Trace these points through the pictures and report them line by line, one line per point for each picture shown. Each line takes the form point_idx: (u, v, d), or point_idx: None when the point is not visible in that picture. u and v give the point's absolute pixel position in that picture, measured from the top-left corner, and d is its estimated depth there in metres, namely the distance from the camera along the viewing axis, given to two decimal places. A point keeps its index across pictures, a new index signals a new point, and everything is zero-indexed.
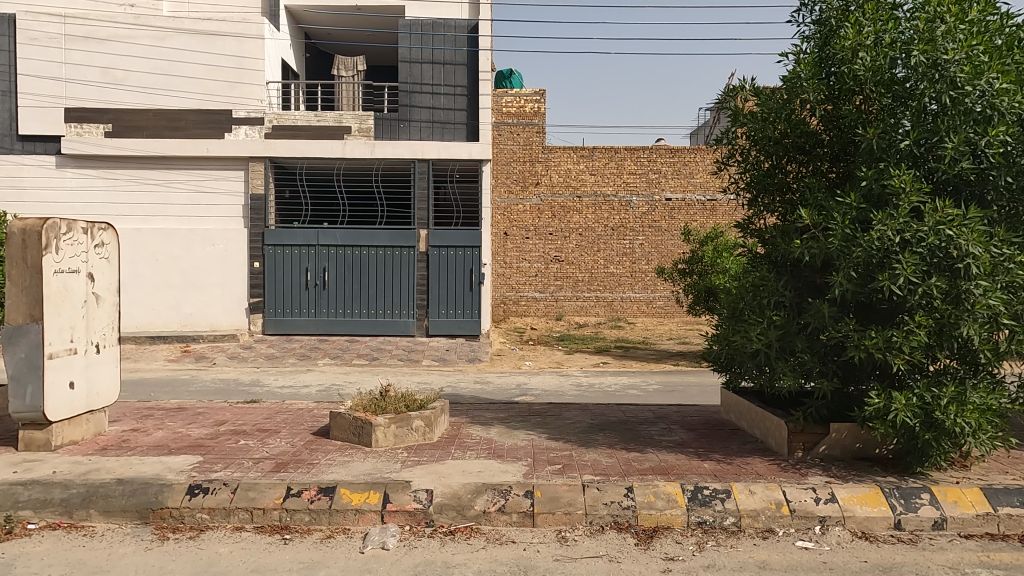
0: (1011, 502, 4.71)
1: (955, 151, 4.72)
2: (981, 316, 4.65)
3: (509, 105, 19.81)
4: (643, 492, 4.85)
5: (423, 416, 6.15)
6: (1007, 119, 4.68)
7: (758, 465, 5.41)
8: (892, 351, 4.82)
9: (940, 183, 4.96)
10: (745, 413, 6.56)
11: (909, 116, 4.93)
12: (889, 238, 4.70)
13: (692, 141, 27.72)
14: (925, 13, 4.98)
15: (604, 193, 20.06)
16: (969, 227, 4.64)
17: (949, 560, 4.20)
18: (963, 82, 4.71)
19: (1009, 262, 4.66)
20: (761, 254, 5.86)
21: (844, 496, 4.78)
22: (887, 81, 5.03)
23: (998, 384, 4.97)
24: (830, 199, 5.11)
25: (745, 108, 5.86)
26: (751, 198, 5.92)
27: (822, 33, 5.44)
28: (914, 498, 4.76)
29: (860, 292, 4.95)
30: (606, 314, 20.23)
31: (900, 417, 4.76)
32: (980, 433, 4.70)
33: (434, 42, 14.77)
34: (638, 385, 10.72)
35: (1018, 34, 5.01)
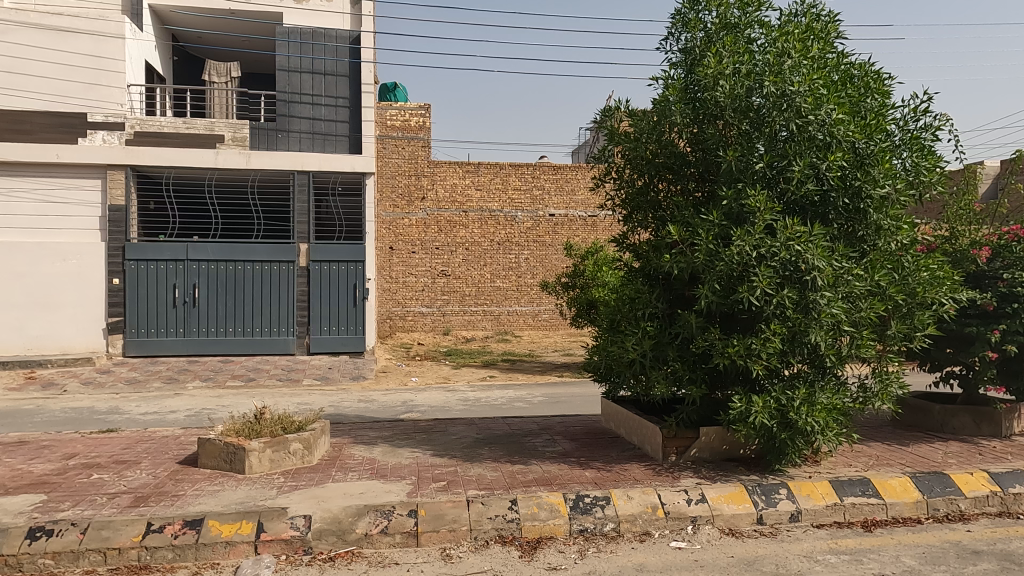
0: (854, 492, 5.20)
1: (801, 174, 5.19)
2: (826, 323, 5.10)
3: (393, 118, 19.65)
4: (527, 503, 4.90)
5: (302, 439, 5.88)
6: (843, 146, 5.20)
7: (635, 471, 5.63)
8: (752, 357, 5.21)
9: (790, 204, 5.43)
10: (623, 421, 6.82)
11: (763, 141, 5.36)
12: (747, 252, 5.06)
13: (574, 158, 28.71)
14: (774, 48, 5.45)
15: (489, 209, 20.27)
16: (814, 243, 5.09)
17: (804, 549, 4.55)
18: (807, 111, 5.19)
19: (848, 274, 5.16)
20: (637, 268, 6.16)
21: (713, 495, 5.08)
22: (744, 108, 5.42)
23: (842, 385, 5.47)
24: (695, 216, 5.46)
25: (620, 128, 6.19)
26: (625, 214, 6.24)
27: (688, 60, 5.83)
28: (773, 494, 5.14)
29: (723, 303, 5.30)
30: (493, 328, 20.41)
31: (759, 419, 5.13)
32: (827, 431, 5.17)
33: (315, 52, 14.37)
34: (524, 397, 10.87)
35: (852, 71, 5.60)
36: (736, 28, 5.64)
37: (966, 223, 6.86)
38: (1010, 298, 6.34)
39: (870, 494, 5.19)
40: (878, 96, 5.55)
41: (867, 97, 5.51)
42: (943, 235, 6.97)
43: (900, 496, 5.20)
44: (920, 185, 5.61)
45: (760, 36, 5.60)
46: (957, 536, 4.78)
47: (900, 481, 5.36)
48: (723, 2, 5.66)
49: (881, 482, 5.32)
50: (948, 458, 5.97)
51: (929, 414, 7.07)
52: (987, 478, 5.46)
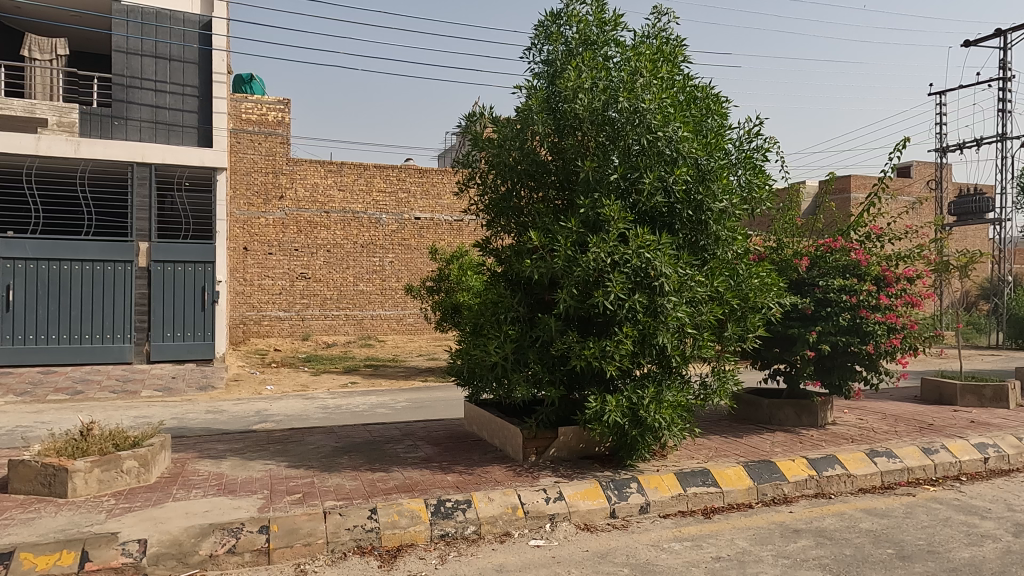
0: (696, 482, 5.62)
1: (651, 186, 5.54)
2: (672, 326, 5.47)
3: (249, 111, 18.55)
4: (387, 511, 4.80)
5: (137, 456, 5.36)
6: (688, 162, 5.61)
7: (496, 473, 5.70)
8: (606, 359, 5.46)
9: (641, 214, 5.78)
10: (485, 424, 6.90)
11: (617, 154, 5.66)
12: (602, 259, 5.31)
13: (440, 162, 28.74)
14: (627, 66, 5.76)
15: (353, 210, 19.73)
16: (662, 251, 5.43)
17: (652, 539, 4.84)
18: (656, 128, 5.54)
19: (692, 280, 5.56)
20: (500, 272, 6.27)
21: (570, 493, 5.27)
22: (601, 121, 5.68)
23: (686, 383, 5.89)
24: (555, 223, 5.65)
25: (485, 134, 6.28)
26: (489, 220, 6.33)
27: (549, 72, 6.02)
28: (625, 488, 5.42)
29: (580, 307, 5.52)
30: (356, 332, 19.86)
31: (612, 418, 5.39)
32: (673, 426, 5.55)
33: (158, 34, 13.22)
34: (387, 403, 10.68)
35: (696, 93, 6.05)
36: (594, 45, 5.91)
37: (790, 235, 7.67)
38: (824, 303, 7.16)
39: (709, 483, 5.64)
40: (717, 117, 6.04)
41: (708, 118, 5.98)
42: (772, 245, 7.74)
43: (734, 484, 5.69)
44: (753, 201, 6.18)
45: (615, 54, 5.91)
46: (781, 517, 5.31)
47: (735, 470, 5.87)
48: (582, 18, 5.91)
49: (719, 472, 5.79)
50: (775, 447, 6.63)
51: (760, 407, 7.80)
52: (806, 464, 6.12)
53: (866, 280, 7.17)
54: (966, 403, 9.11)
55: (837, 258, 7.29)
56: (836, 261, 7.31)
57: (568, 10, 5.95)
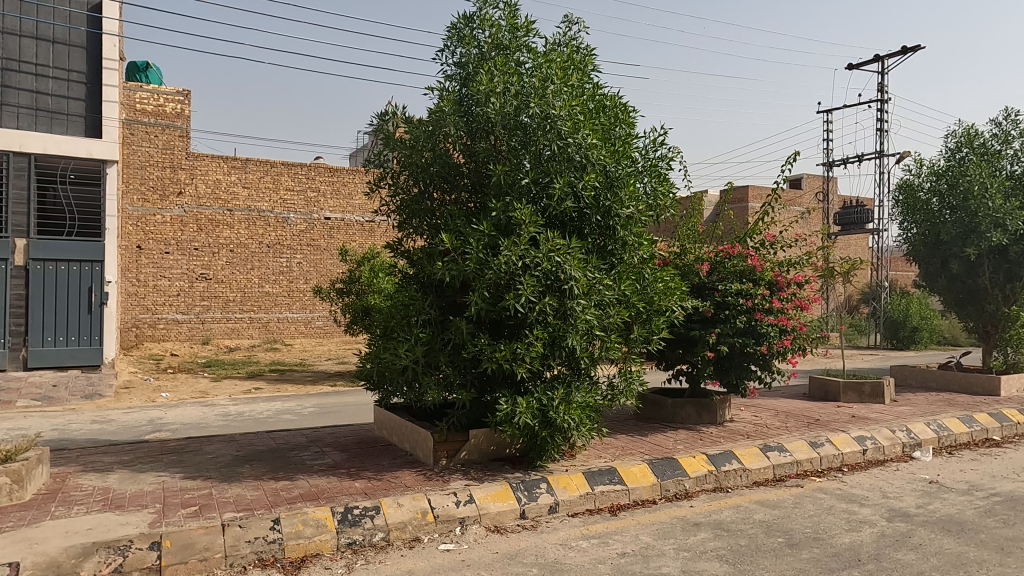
0: (603, 481, 5.77)
1: (561, 191, 5.64)
2: (581, 328, 5.59)
3: (144, 101, 17.46)
4: (291, 521, 4.63)
5: (9, 472, 4.91)
6: (596, 168, 5.75)
7: (406, 478, 5.63)
8: (517, 361, 5.51)
9: (551, 218, 5.87)
10: (395, 428, 6.79)
11: (529, 158, 5.72)
12: (513, 262, 5.36)
13: (351, 161, 28.14)
14: (539, 72, 5.84)
15: (258, 208, 18.95)
16: (572, 255, 5.54)
17: (561, 538, 4.92)
18: (566, 134, 5.65)
19: (600, 283, 5.71)
20: (411, 275, 6.21)
21: (480, 495, 5.27)
22: (513, 125, 5.73)
23: (594, 384, 6.03)
24: (467, 226, 5.66)
25: (397, 134, 6.20)
26: (401, 221, 6.26)
27: (462, 75, 6.02)
28: (534, 489, 5.49)
29: (492, 310, 5.55)
30: (260, 336, 19.07)
31: (523, 419, 5.44)
32: (581, 426, 5.67)
33: (40, 14, 12.18)
34: (293, 409, 10.32)
35: (605, 101, 6.22)
36: (507, 49, 5.95)
37: (693, 241, 8.02)
38: (723, 306, 7.54)
39: (616, 481, 5.81)
40: (625, 126, 6.23)
41: (616, 126, 6.16)
42: (675, 250, 8.07)
43: (639, 481, 5.89)
44: (658, 208, 6.41)
45: (528, 59, 5.98)
46: (682, 511, 5.53)
47: (640, 468, 6.07)
48: (494, 23, 5.94)
49: (624, 470, 5.97)
50: (678, 445, 6.91)
51: (664, 406, 8.11)
52: (706, 460, 6.42)
53: (760, 284, 7.60)
54: (847, 399, 9.84)
55: (735, 263, 7.69)
56: (734, 266, 7.71)
57: (481, 14, 5.97)
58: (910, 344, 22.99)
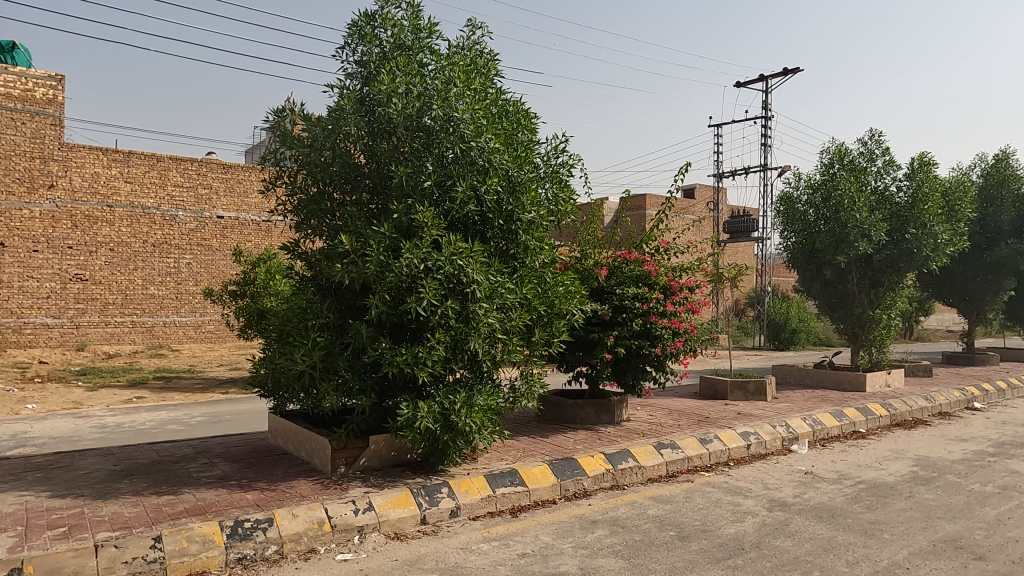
0: (504, 483, 5.81)
1: (464, 195, 5.64)
2: (483, 331, 5.61)
3: (9, 85, 15.93)
4: (174, 538, 4.35)
5: None
6: (499, 173, 5.80)
7: (302, 487, 5.43)
8: (418, 365, 5.45)
9: (454, 222, 5.86)
10: (291, 436, 6.54)
11: (431, 160, 5.68)
12: (415, 265, 5.30)
13: (247, 158, 26.92)
14: (441, 74, 5.81)
15: (142, 205, 17.74)
16: (474, 258, 5.54)
17: (461, 542, 4.91)
18: (469, 137, 5.66)
19: (502, 286, 5.75)
20: (309, 277, 6.02)
21: (380, 502, 5.17)
22: (416, 127, 5.67)
23: (497, 387, 6.07)
24: (368, 227, 5.54)
25: (294, 132, 6.00)
26: (298, 221, 6.05)
27: (364, 74, 5.92)
28: (435, 494, 5.45)
29: (393, 313, 5.46)
30: (144, 341, 17.83)
31: (424, 424, 5.39)
32: (483, 429, 5.69)
33: None
34: (180, 418, 9.71)
35: (507, 106, 6.29)
36: (409, 50, 5.90)
37: (592, 247, 8.26)
38: (621, 309, 7.81)
39: (517, 483, 5.86)
40: (527, 132, 6.32)
41: (519, 132, 6.23)
42: (576, 255, 8.28)
43: (540, 481, 5.97)
44: (558, 213, 6.54)
45: (430, 61, 5.94)
46: (581, 510, 5.66)
47: (541, 468, 6.17)
48: (397, 23, 5.87)
49: (526, 472, 6.05)
50: (577, 445, 7.08)
51: (564, 408, 8.28)
52: (604, 459, 6.61)
53: (655, 289, 7.92)
54: (734, 396, 10.44)
55: (631, 268, 7.97)
56: (630, 271, 7.98)
57: (382, 12, 5.88)
58: (790, 344, 24.72)
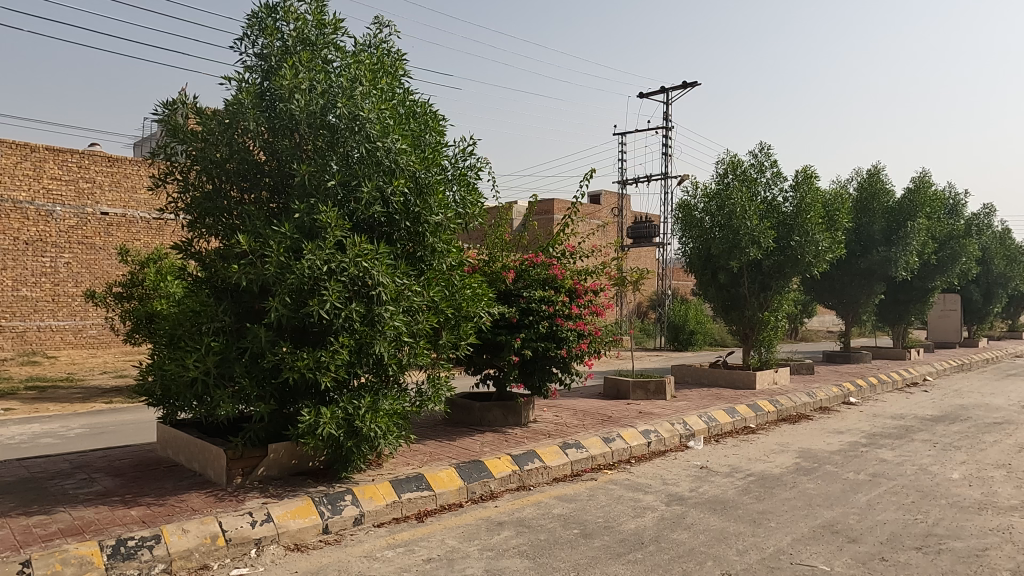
0: (410, 488, 5.74)
1: (369, 196, 5.54)
2: (389, 334, 5.52)
3: None
4: (45, 562, 4.00)
5: None
6: (405, 174, 5.73)
7: (194, 501, 5.14)
8: (321, 370, 5.30)
9: (359, 223, 5.74)
10: (182, 447, 6.18)
11: (336, 160, 5.54)
12: (317, 266, 5.14)
13: (135, 152, 25.24)
14: (347, 72, 5.68)
15: (13, 199, 16.23)
16: (380, 260, 5.44)
17: (365, 550, 4.80)
18: (375, 137, 5.56)
19: (409, 289, 5.68)
20: (203, 279, 5.71)
21: (279, 513, 4.97)
22: (319, 125, 5.51)
23: (403, 391, 5.99)
24: (267, 227, 5.33)
25: (187, 125, 5.68)
26: (191, 220, 5.73)
27: (265, 68, 5.69)
28: (338, 502, 5.30)
29: (294, 317, 5.28)
30: (14, 348, 16.29)
31: (326, 430, 5.24)
32: (388, 434, 5.60)
33: None
34: (56, 431, 8.94)
35: (415, 108, 6.23)
36: (313, 46, 5.72)
37: (500, 250, 8.33)
38: (528, 312, 7.92)
39: (423, 487, 5.81)
40: (435, 134, 6.28)
41: (426, 134, 6.18)
42: (484, 258, 8.32)
43: (446, 485, 5.94)
44: (466, 216, 6.54)
45: (335, 58, 5.79)
46: (487, 512, 5.68)
47: (447, 472, 6.14)
48: (300, 17, 5.68)
49: (432, 476, 6.00)
50: (484, 447, 7.10)
51: (472, 410, 8.28)
52: (510, 461, 6.66)
53: (561, 292, 8.07)
54: (636, 396, 10.81)
55: (538, 271, 8.09)
56: (537, 274, 8.10)
57: (284, 5, 5.68)
58: (688, 345, 25.89)
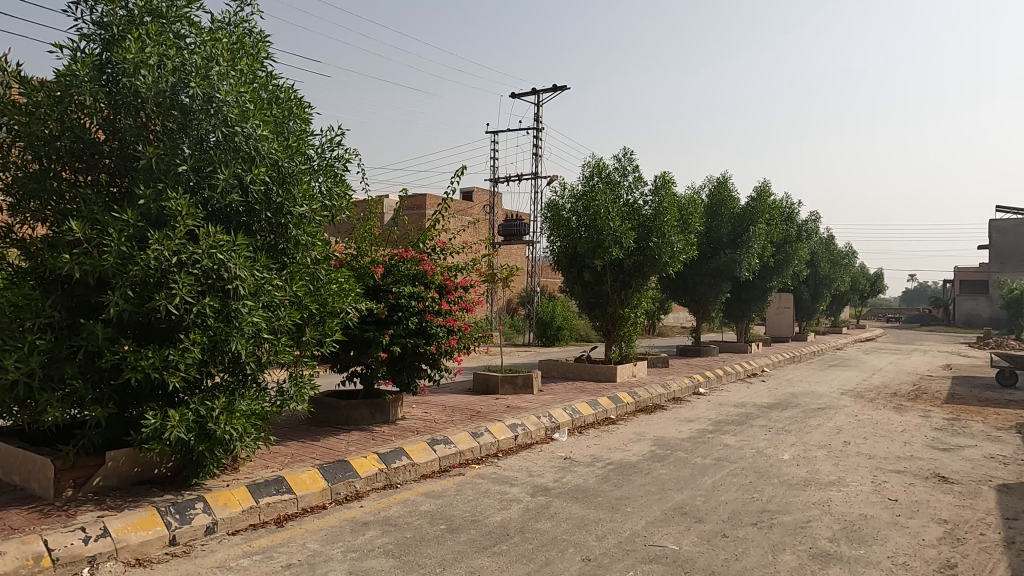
0: (269, 492, 5.47)
1: (225, 183, 5.19)
2: (247, 331, 5.21)
3: None
4: None
5: None
6: (267, 162, 5.44)
7: (13, 518, 4.58)
8: (168, 369, 4.90)
9: (214, 212, 5.37)
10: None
11: (188, 143, 5.14)
12: (165, 257, 4.75)
13: None
14: (202, 50, 5.27)
15: None
16: (237, 253, 5.12)
17: (218, 560, 4.51)
18: (234, 121, 5.23)
19: (269, 284, 5.40)
20: (27, 269, 5.10)
21: (117, 526, 4.54)
22: (169, 104, 5.09)
23: (261, 391, 5.68)
24: (106, 213, 4.84)
25: (9, 96, 5.05)
26: (12, 203, 5.09)
27: (106, 38, 5.16)
28: (188, 510, 4.94)
29: (137, 312, 4.85)
30: None
31: (175, 434, 4.86)
32: (245, 437, 5.30)
33: None
34: None
35: (278, 93, 5.92)
36: (163, 18, 5.26)
37: (368, 244, 8.15)
38: (396, 308, 7.81)
39: (283, 490, 5.56)
40: (299, 121, 6.01)
41: (290, 121, 5.90)
42: (351, 252, 8.10)
43: (309, 487, 5.72)
44: (333, 209, 6.32)
45: (189, 34, 5.36)
46: (352, 513, 5.54)
47: (310, 474, 5.91)
48: None
49: (293, 478, 5.76)
50: (350, 447, 6.92)
51: (337, 409, 8.03)
52: (377, 459, 6.54)
53: (431, 287, 8.03)
54: (504, 390, 10.99)
55: (408, 267, 7.99)
56: (406, 270, 7.99)
57: None
58: (555, 340, 26.68)
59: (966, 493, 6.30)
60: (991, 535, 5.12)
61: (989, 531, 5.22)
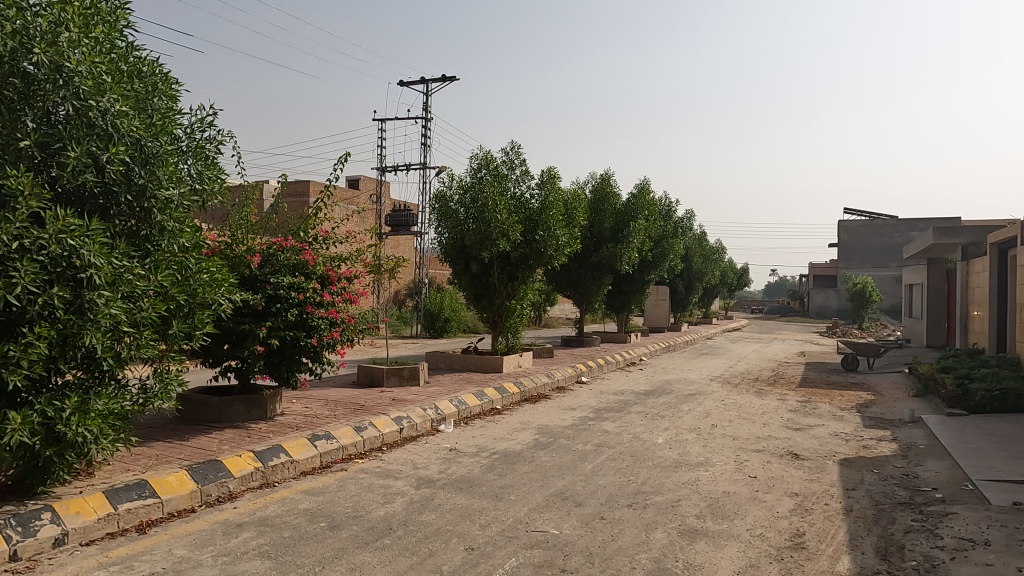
0: (129, 497, 5.07)
1: (78, 162, 4.73)
2: (103, 324, 4.77)
3: None
4: None
5: None
6: (127, 141, 5.01)
7: None
8: (8, 367, 4.40)
9: (63, 194, 4.88)
10: None
11: (32, 117, 4.64)
12: (4, 242, 4.25)
13: None
14: (48, 12, 4.71)
15: None
16: (91, 239, 4.68)
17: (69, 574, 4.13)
18: (87, 94, 4.77)
19: (129, 273, 4.98)
20: None
21: None
22: (9, 72, 4.56)
23: (121, 388, 5.24)
24: None
25: None
26: None
27: None
28: (32, 522, 4.48)
29: None
30: None
31: (16, 439, 4.37)
32: (101, 439, 4.88)
33: None
34: None
35: (141, 66, 5.47)
36: None
37: (244, 231, 7.74)
38: (275, 299, 7.47)
39: (146, 495, 5.17)
40: (165, 98, 5.60)
41: (154, 97, 5.50)
42: (225, 240, 7.64)
43: (175, 490, 5.36)
44: (204, 193, 5.93)
45: None
46: (224, 515, 5.25)
47: (177, 476, 5.54)
48: None
49: (158, 481, 5.37)
50: (222, 445, 6.55)
51: (208, 406, 7.57)
52: (252, 458, 6.24)
53: (312, 278, 7.73)
54: (390, 383, 10.83)
55: (287, 256, 7.69)
56: (286, 259, 7.66)
57: None
58: (443, 332, 26.61)
59: (814, 468, 6.95)
60: (833, 505, 5.69)
61: (832, 501, 5.80)
